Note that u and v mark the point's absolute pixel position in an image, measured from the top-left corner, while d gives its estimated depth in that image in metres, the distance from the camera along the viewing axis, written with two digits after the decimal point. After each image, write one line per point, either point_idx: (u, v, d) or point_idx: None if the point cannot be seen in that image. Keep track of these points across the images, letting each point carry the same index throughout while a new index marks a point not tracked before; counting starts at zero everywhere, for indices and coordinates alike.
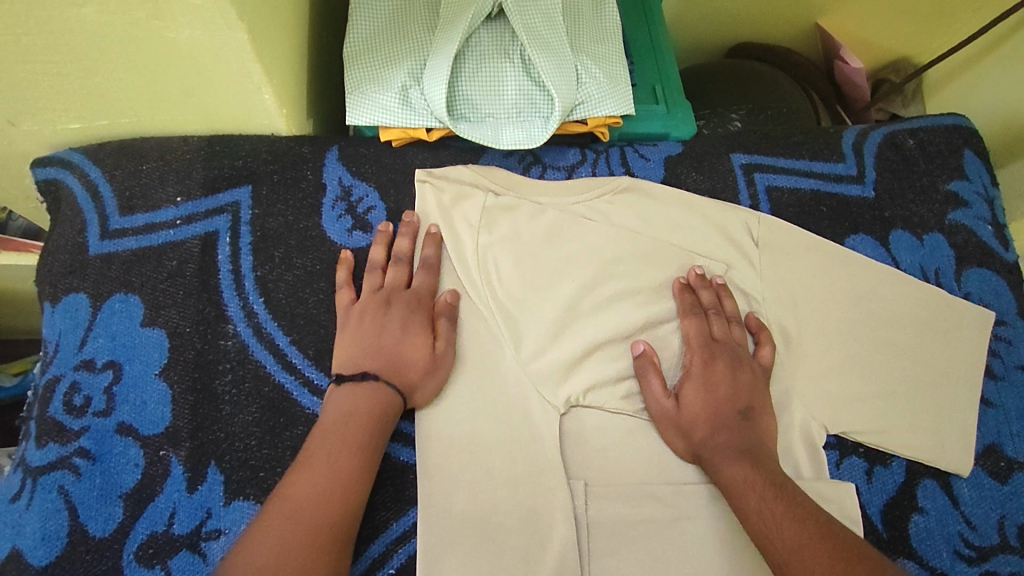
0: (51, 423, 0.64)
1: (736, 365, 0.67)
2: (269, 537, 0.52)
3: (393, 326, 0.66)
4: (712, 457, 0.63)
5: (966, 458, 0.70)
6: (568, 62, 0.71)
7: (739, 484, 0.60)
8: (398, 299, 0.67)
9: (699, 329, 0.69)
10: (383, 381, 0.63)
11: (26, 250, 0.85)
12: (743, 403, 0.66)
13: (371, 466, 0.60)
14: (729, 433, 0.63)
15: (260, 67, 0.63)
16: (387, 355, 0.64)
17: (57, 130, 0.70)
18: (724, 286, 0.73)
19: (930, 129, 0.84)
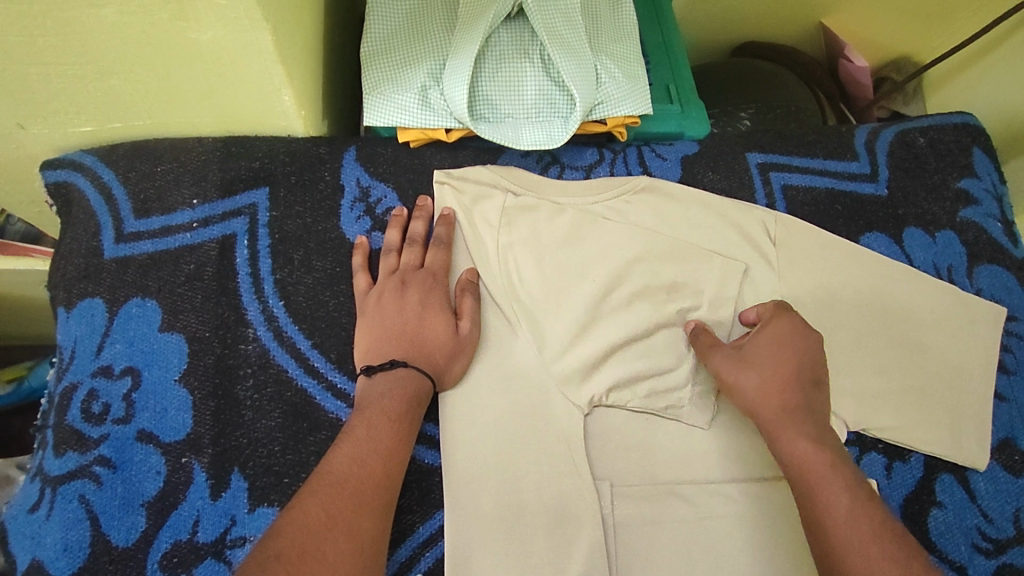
0: (70, 431, 0.63)
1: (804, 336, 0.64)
2: (302, 532, 0.51)
3: (413, 305, 0.66)
4: (774, 425, 0.61)
5: (982, 453, 0.71)
6: (588, 62, 0.71)
7: (807, 460, 0.58)
8: (415, 280, 0.68)
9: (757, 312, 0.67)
10: (411, 366, 0.63)
11: (27, 254, 0.82)
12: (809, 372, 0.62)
13: (399, 467, 0.59)
14: (796, 399, 0.61)
15: (281, 68, 0.62)
16: (410, 336, 0.64)
17: (68, 132, 0.69)
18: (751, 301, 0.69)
19: (939, 127, 0.85)
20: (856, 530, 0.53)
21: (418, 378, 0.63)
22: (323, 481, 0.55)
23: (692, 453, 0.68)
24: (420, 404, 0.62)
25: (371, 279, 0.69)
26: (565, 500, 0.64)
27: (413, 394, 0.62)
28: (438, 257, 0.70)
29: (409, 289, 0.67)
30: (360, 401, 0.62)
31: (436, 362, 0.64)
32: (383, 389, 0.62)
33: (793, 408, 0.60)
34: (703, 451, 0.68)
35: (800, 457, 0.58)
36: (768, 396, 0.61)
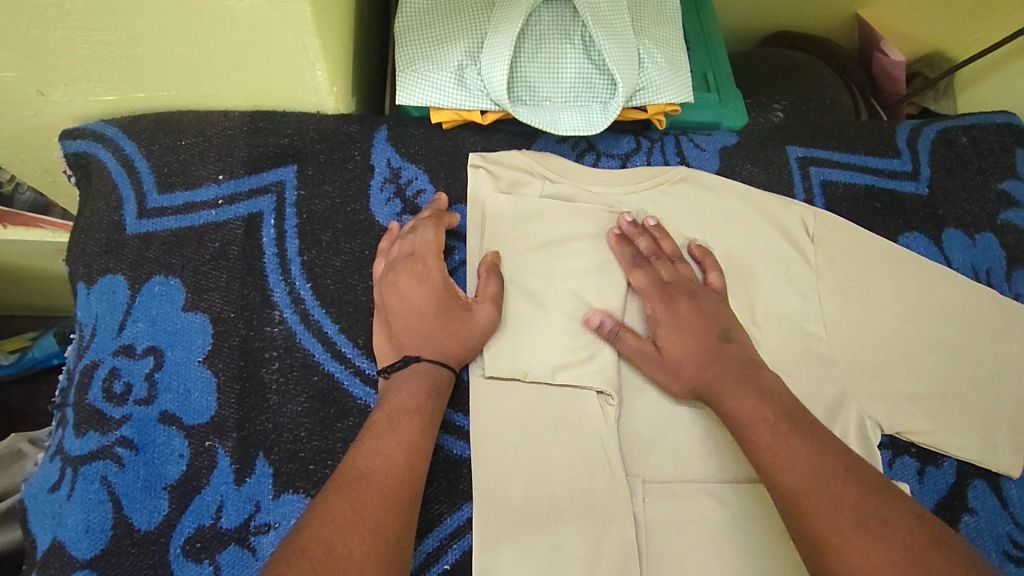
0: (91, 411, 0.61)
1: (696, 296, 0.65)
2: (327, 531, 0.49)
3: (410, 297, 0.63)
4: (715, 392, 0.60)
5: (1018, 460, 0.70)
6: (631, 45, 0.69)
7: (747, 417, 0.57)
8: (404, 266, 0.64)
9: (649, 279, 0.67)
10: (427, 360, 0.61)
11: (35, 225, 0.80)
12: (720, 329, 0.64)
13: (422, 463, 0.57)
14: (717, 366, 0.61)
15: (318, 41, 0.59)
16: (419, 332, 0.62)
17: (90, 101, 0.66)
18: (658, 228, 0.70)
19: (982, 126, 0.83)
20: (814, 474, 0.52)
21: (433, 372, 0.61)
22: (346, 481, 0.53)
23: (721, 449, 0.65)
24: (439, 402, 0.61)
25: (387, 259, 0.67)
26: (596, 497, 0.62)
27: (432, 391, 0.60)
28: (431, 240, 0.66)
29: (402, 280, 0.63)
30: (380, 400, 0.61)
31: (454, 352, 0.62)
32: (401, 386, 0.60)
33: (724, 376, 0.60)
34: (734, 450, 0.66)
35: (741, 413, 0.58)
36: (695, 377, 0.62)
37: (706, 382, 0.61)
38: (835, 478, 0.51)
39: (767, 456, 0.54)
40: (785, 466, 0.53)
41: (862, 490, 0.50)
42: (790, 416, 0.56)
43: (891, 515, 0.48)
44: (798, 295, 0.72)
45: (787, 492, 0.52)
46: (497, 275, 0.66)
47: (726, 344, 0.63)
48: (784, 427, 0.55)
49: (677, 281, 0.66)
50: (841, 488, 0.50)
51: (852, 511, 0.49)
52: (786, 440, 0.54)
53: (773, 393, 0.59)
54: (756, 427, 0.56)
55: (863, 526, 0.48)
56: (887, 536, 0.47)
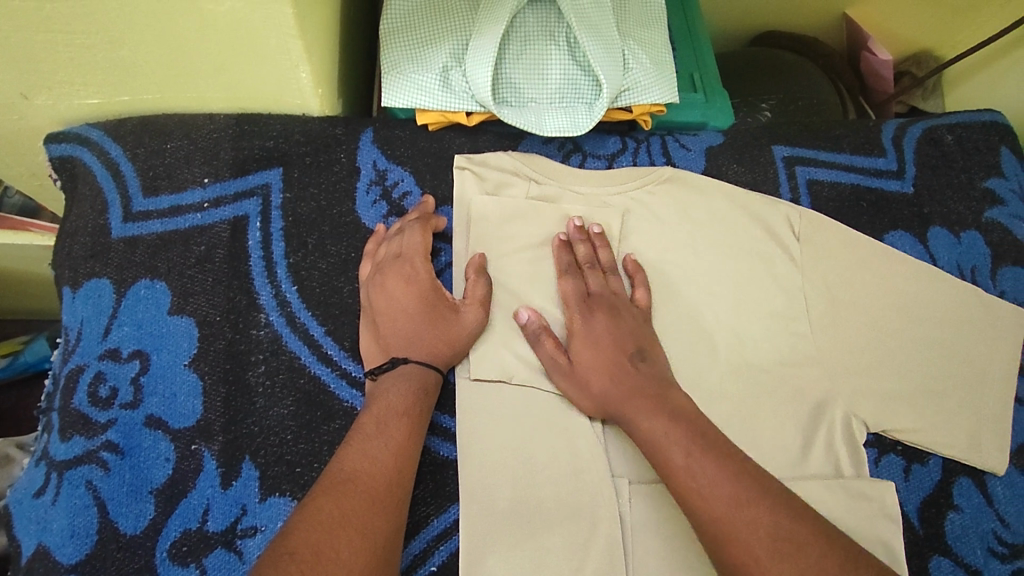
0: (76, 415, 0.61)
1: (616, 314, 0.64)
2: (314, 533, 0.49)
3: (398, 299, 0.63)
4: (625, 412, 0.59)
5: (1002, 456, 0.71)
6: (616, 46, 0.69)
7: (659, 438, 0.56)
8: (392, 268, 0.64)
9: (574, 290, 0.66)
10: (416, 361, 0.61)
11: (24, 228, 0.79)
12: (637, 345, 0.62)
13: (410, 464, 0.58)
14: (634, 385, 0.60)
15: (301, 44, 0.59)
16: (407, 333, 0.62)
17: (75, 104, 0.66)
18: (601, 236, 0.69)
19: (967, 125, 0.83)
20: (721, 499, 0.51)
21: (422, 373, 0.61)
22: (334, 483, 0.53)
23: None
24: (427, 402, 0.61)
25: (374, 261, 0.67)
26: (583, 497, 0.63)
27: (420, 392, 0.60)
28: (419, 242, 0.66)
29: (390, 281, 0.64)
30: (367, 401, 0.61)
31: (442, 353, 0.62)
32: (390, 387, 0.60)
33: (633, 393, 0.59)
34: None
35: (653, 439, 0.57)
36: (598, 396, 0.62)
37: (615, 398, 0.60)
38: (744, 502, 0.51)
39: (681, 482, 0.54)
40: (700, 492, 0.52)
41: (772, 515, 0.50)
42: (699, 438, 0.55)
43: (804, 539, 0.49)
44: (784, 294, 0.72)
45: (706, 523, 0.51)
46: (485, 278, 0.66)
47: (641, 363, 0.61)
48: (699, 447, 0.54)
49: (601, 294, 0.65)
50: (758, 512, 0.50)
51: (769, 538, 0.49)
52: (696, 464, 0.54)
53: (682, 414, 0.58)
54: (665, 449, 0.56)
55: (782, 552, 0.48)
56: (805, 562, 0.47)
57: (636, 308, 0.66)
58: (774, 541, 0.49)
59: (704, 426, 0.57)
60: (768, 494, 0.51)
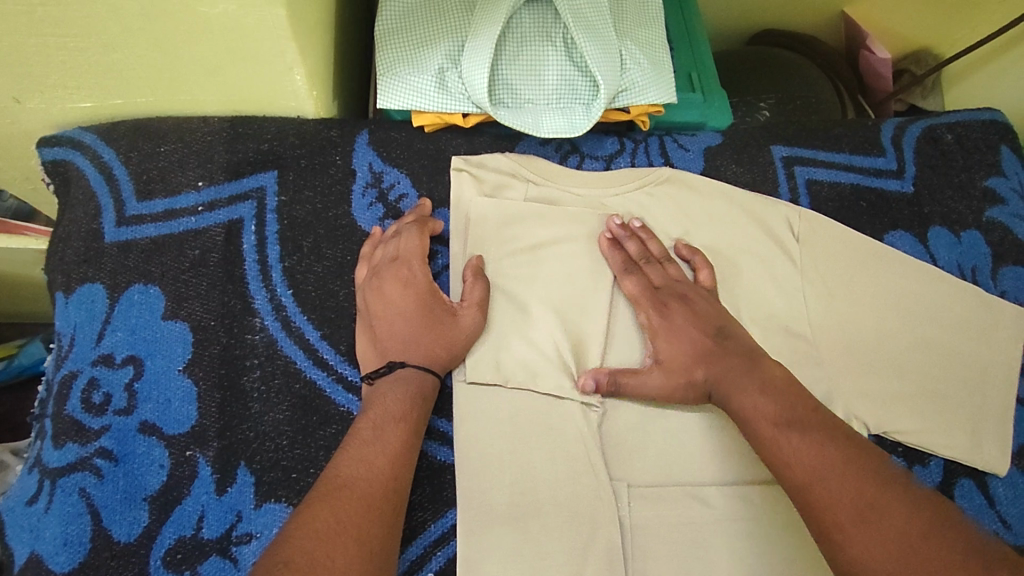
0: (69, 422, 0.60)
1: (688, 301, 0.65)
2: (309, 542, 0.48)
3: (394, 302, 0.62)
4: (726, 386, 0.60)
5: (1004, 458, 0.70)
6: (613, 46, 0.68)
7: (749, 410, 0.58)
8: (388, 271, 0.64)
9: (639, 286, 0.67)
10: (412, 365, 0.60)
11: (17, 232, 0.79)
12: (716, 326, 0.64)
13: (406, 470, 0.57)
14: (731, 359, 0.61)
15: (295, 46, 0.59)
16: (404, 337, 0.61)
17: (67, 108, 0.65)
18: (645, 229, 0.70)
19: (967, 124, 0.82)
20: (816, 461, 0.52)
21: (419, 378, 0.60)
22: (330, 490, 0.52)
23: (708, 451, 0.65)
24: (423, 408, 0.60)
25: (370, 264, 0.66)
26: (581, 501, 0.62)
27: (416, 397, 0.60)
28: (416, 245, 0.65)
29: (386, 284, 0.63)
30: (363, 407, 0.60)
31: (439, 357, 0.62)
32: (387, 392, 0.60)
33: (727, 371, 0.60)
34: (721, 452, 0.65)
35: (746, 409, 0.58)
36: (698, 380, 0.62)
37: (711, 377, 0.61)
38: (840, 465, 0.51)
39: (777, 451, 0.54)
40: (790, 461, 0.53)
41: (860, 478, 0.50)
42: (795, 411, 0.56)
43: (888, 506, 0.48)
44: (784, 295, 0.72)
45: (795, 488, 0.52)
46: (483, 279, 0.66)
47: (723, 341, 0.62)
48: (788, 418, 0.55)
49: (669, 286, 0.66)
50: (844, 479, 0.50)
51: (852, 504, 0.49)
52: (786, 435, 0.54)
53: (774, 385, 0.58)
54: (758, 428, 0.56)
55: (862, 517, 0.48)
56: (885, 528, 0.47)
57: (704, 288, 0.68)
58: (862, 501, 0.49)
59: (795, 394, 0.58)
60: (859, 456, 0.52)
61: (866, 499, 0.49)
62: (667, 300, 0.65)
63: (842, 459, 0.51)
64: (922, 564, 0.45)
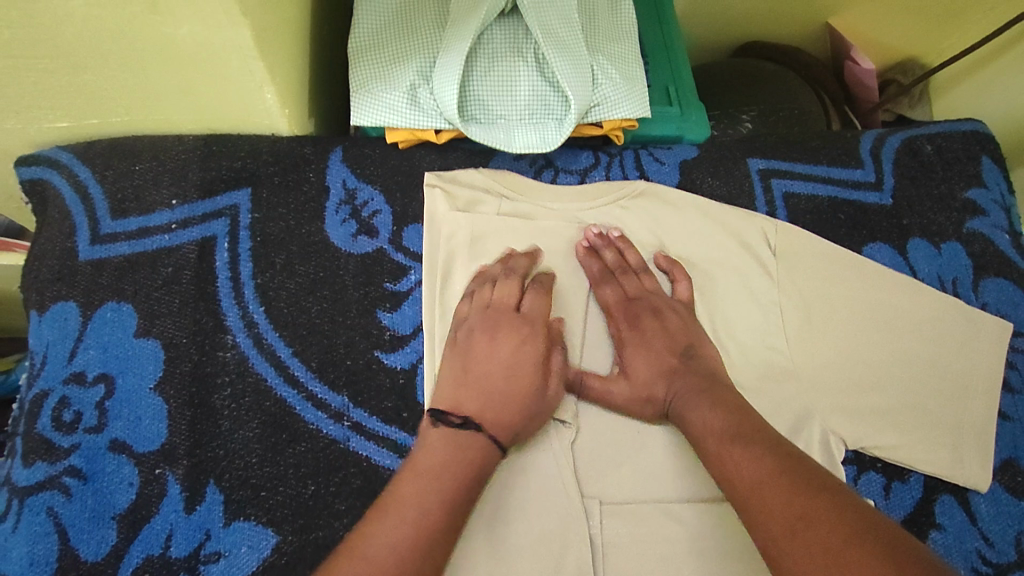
0: (39, 440, 0.60)
1: (657, 317, 0.66)
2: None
3: (503, 358, 0.61)
4: (683, 401, 0.61)
5: (985, 473, 0.69)
6: (584, 61, 0.68)
7: (700, 429, 0.58)
8: (510, 324, 0.63)
9: (614, 296, 0.68)
10: (486, 434, 0.58)
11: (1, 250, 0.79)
12: (685, 343, 0.65)
13: (442, 543, 0.52)
14: (692, 378, 0.62)
15: (262, 65, 0.59)
16: (493, 391, 0.60)
17: (45, 128, 0.66)
18: (624, 239, 0.70)
19: (947, 135, 0.82)
20: (755, 477, 0.51)
21: (488, 449, 0.57)
22: (360, 548, 0.49)
23: (680, 467, 0.65)
24: (481, 475, 0.57)
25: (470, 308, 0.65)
26: (552, 519, 0.61)
27: (472, 463, 0.56)
28: (539, 305, 0.65)
29: (499, 342, 0.62)
30: (405, 466, 0.56)
31: (507, 428, 0.59)
32: (448, 451, 0.56)
33: (689, 383, 0.61)
34: (693, 468, 0.65)
35: (698, 425, 0.58)
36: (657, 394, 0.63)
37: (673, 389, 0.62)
38: (774, 478, 0.50)
39: (726, 471, 0.54)
40: (732, 477, 0.53)
41: (789, 488, 0.49)
42: (739, 424, 0.56)
43: (816, 515, 0.46)
44: (760, 308, 0.71)
45: (740, 504, 0.51)
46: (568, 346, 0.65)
47: (689, 361, 0.63)
48: (731, 435, 0.55)
49: (642, 298, 0.67)
50: (777, 492, 0.49)
51: (782, 517, 0.47)
52: (728, 450, 0.54)
53: (727, 403, 0.59)
54: (709, 450, 0.56)
55: (789, 529, 0.46)
56: (812, 537, 0.45)
57: (680, 302, 0.68)
58: (793, 512, 0.47)
59: (745, 414, 0.58)
60: (794, 469, 0.50)
61: (795, 509, 0.47)
62: (639, 313, 0.67)
63: (774, 471, 0.50)
64: (844, 570, 0.42)
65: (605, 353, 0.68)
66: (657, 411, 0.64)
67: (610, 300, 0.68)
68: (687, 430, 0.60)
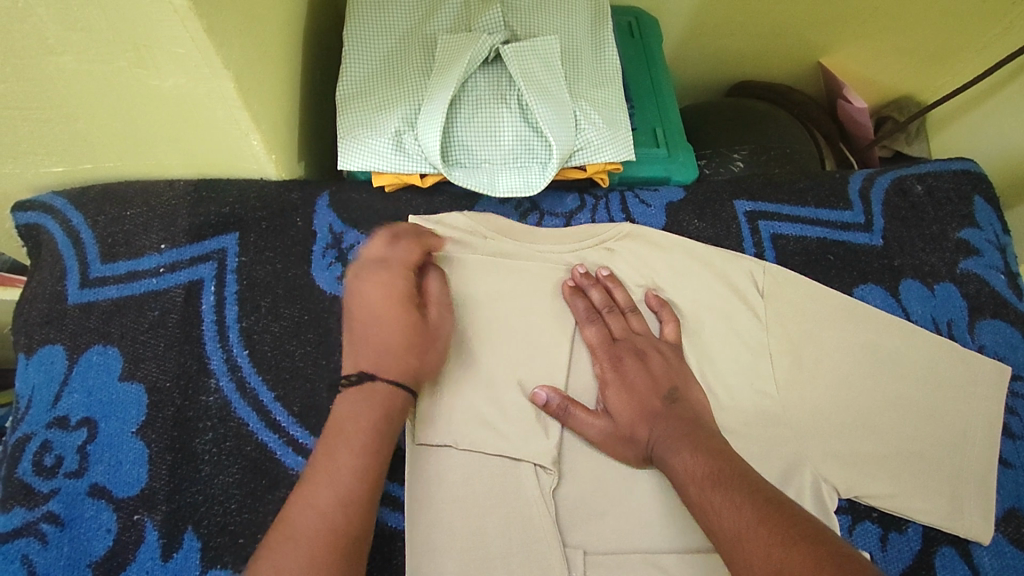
0: (19, 485, 0.61)
1: (642, 358, 0.65)
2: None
3: (373, 305, 0.60)
4: (665, 446, 0.59)
5: (988, 525, 0.66)
6: (566, 107, 0.69)
7: (681, 475, 0.57)
8: (379, 273, 0.62)
9: (599, 336, 0.68)
10: (382, 377, 0.58)
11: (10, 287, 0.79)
12: (669, 387, 0.64)
13: (369, 506, 0.53)
14: (674, 422, 0.61)
15: (248, 114, 0.61)
16: (376, 341, 0.59)
17: (41, 173, 0.68)
18: (611, 278, 0.70)
19: (938, 174, 0.81)
20: (736, 526, 0.50)
21: (387, 393, 0.57)
22: (299, 516, 0.50)
23: (666, 516, 0.64)
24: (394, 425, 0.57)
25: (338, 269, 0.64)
26: (533, 570, 0.60)
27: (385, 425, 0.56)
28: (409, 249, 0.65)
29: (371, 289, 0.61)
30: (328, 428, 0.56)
31: (410, 366, 0.59)
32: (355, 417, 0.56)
33: (672, 425, 0.60)
34: (679, 517, 0.64)
35: (679, 471, 0.57)
36: (638, 438, 0.62)
37: (656, 434, 0.61)
38: (755, 528, 0.49)
39: (712, 521, 0.53)
40: (716, 527, 0.52)
41: (769, 541, 0.47)
42: (721, 470, 0.55)
43: (795, 567, 0.45)
44: (747, 351, 0.70)
45: (726, 556, 0.50)
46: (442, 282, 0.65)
47: (673, 404, 0.62)
48: (713, 482, 0.54)
49: (627, 339, 0.67)
50: (758, 544, 0.48)
51: (762, 569, 0.46)
52: (710, 496, 0.54)
53: (708, 446, 0.58)
54: (691, 499, 0.55)
55: None
56: None
57: (667, 343, 0.68)
58: (774, 565, 0.46)
59: (728, 456, 0.57)
60: (776, 514, 0.49)
61: (774, 562, 0.46)
62: (623, 352, 0.66)
63: (755, 521, 0.49)
64: None
65: (592, 394, 0.68)
66: (641, 453, 0.62)
67: (596, 337, 0.68)
68: (669, 477, 0.58)
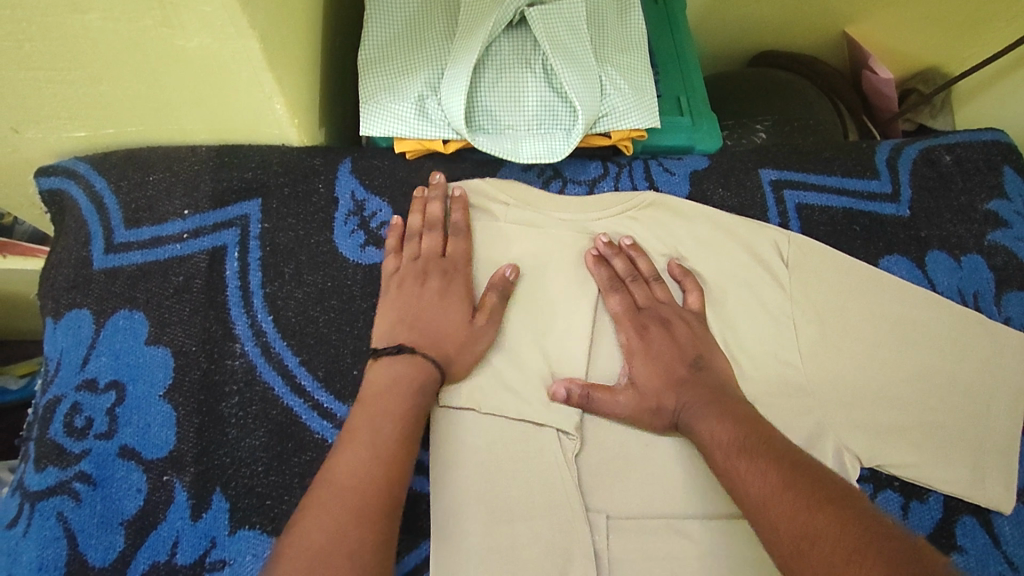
0: (51, 446, 0.62)
1: (668, 326, 0.65)
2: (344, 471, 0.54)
3: (428, 296, 0.64)
4: (691, 412, 0.60)
5: (1009, 495, 0.67)
6: (592, 71, 0.68)
7: (707, 442, 0.57)
8: (434, 269, 0.66)
9: (623, 304, 0.67)
10: (414, 357, 0.61)
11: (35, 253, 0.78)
12: (693, 354, 0.64)
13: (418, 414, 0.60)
14: (700, 389, 0.61)
15: (272, 76, 0.60)
16: (421, 326, 0.63)
17: (63, 138, 0.67)
18: (635, 247, 0.70)
19: (968, 144, 0.80)
20: (763, 486, 0.51)
21: (422, 369, 0.61)
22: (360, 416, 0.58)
23: (689, 481, 0.64)
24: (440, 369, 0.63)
25: (399, 259, 0.68)
26: (556, 532, 0.61)
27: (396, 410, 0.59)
28: (459, 246, 0.68)
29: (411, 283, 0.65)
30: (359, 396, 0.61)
31: (449, 354, 0.63)
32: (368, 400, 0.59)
33: (700, 391, 0.61)
34: (701, 482, 0.64)
35: (706, 437, 0.58)
36: (662, 403, 0.62)
37: (682, 398, 0.61)
38: (783, 489, 0.49)
39: (739, 485, 0.53)
40: (743, 491, 0.52)
41: (793, 505, 0.48)
42: (748, 438, 0.55)
43: (821, 530, 0.45)
44: (771, 320, 0.70)
45: (751, 518, 0.51)
46: (502, 289, 0.66)
47: (698, 372, 0.63)
48: (739, 449, 0.54)
49: (652, 308, 0.67)
50: (783, 507, 0.48)
51: (788, 532, 0.47)
52: (735, 464, 0.54)
53: (733, 413, 0.58)
54: (718, 466, 0.56)
55: (795, 548, 0.45)
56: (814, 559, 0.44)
57: (691, 312, 0.67)
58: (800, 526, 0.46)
59: (754, 423, 0.57)
60: (801, 478, 0.50)
61: (798, 525, 0.46)
62: (651, 322, 0.66)
63: (780, 486, 0.50)
64: None
65: (615, 361, 0.67)
66: (666, 420, 0.62)
67: (621, 306, 0.67)
68: (696, 442, 0.59)
